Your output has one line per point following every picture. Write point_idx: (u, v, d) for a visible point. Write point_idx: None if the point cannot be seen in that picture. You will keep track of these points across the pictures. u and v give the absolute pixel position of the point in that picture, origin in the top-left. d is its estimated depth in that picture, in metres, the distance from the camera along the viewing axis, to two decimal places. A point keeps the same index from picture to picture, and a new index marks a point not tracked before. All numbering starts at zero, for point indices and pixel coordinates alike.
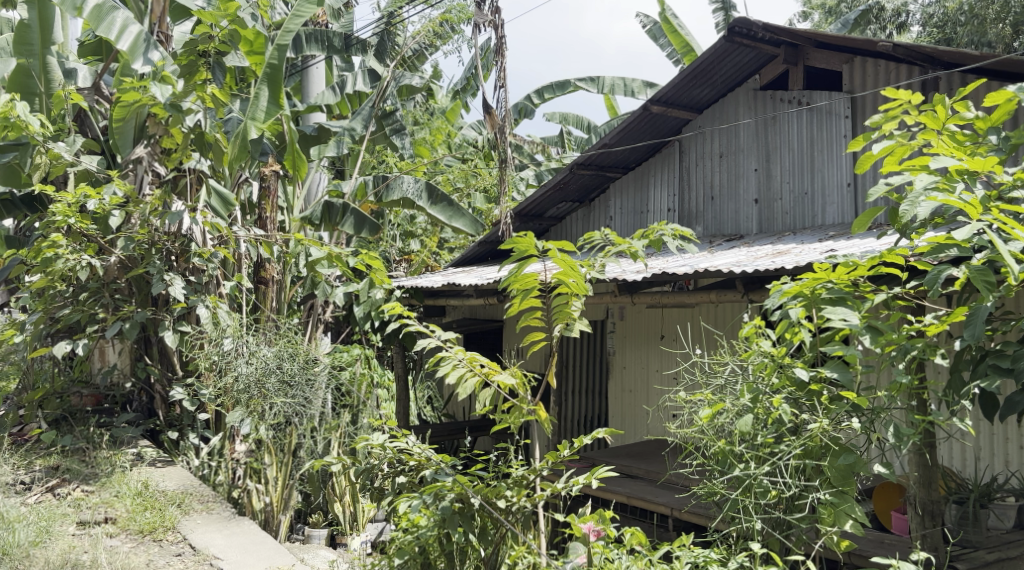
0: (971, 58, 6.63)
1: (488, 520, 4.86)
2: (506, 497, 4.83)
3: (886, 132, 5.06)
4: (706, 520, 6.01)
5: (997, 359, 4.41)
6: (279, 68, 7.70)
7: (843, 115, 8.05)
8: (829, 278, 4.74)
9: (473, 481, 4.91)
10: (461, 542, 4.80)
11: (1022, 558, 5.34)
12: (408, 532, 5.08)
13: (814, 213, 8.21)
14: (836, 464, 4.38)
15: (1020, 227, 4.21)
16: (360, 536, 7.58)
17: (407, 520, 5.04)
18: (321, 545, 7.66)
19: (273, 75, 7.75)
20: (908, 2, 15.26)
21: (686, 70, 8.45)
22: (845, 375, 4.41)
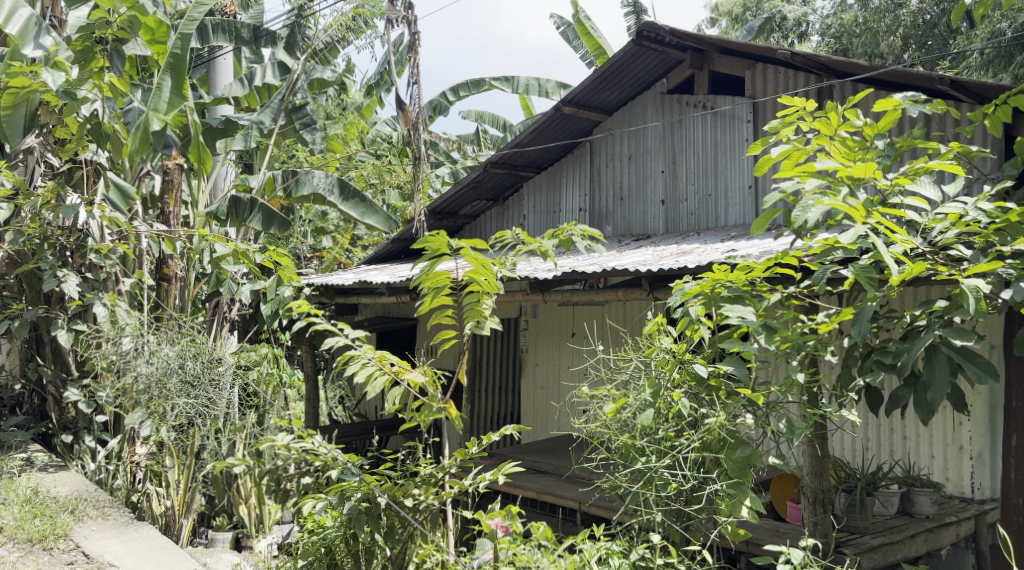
0: (863, 68, 6.91)
1: (395, 519, 4.86)
2: (413, 495, 4.82)
3: (783, 137, 5.23)
4: (611, 512, 6.15)
5: (880, 356, 4.62)
6: (182, 57, 7.54)
7: (745, 119, 8.26)
8: (728, 278, 4.89)
9: (381, 480, 4.89)
10: (368, 542, 4.78)
11: (902, 542, 5.65)
12: (313, 533, 5.06)
13: (717, 214, 8.43)
14: (733, 456, 4.55)
15: (903, 230, 4.42)
16: (265, 540, 7.49)
17: (313, 521, 5.03)
18: (225, 549, 7.58)
19: (176, 65, 7.58)
20: (808, 13, 15.88)
21: (596, 73, 8.60)
22: (742, 370, 4.56)
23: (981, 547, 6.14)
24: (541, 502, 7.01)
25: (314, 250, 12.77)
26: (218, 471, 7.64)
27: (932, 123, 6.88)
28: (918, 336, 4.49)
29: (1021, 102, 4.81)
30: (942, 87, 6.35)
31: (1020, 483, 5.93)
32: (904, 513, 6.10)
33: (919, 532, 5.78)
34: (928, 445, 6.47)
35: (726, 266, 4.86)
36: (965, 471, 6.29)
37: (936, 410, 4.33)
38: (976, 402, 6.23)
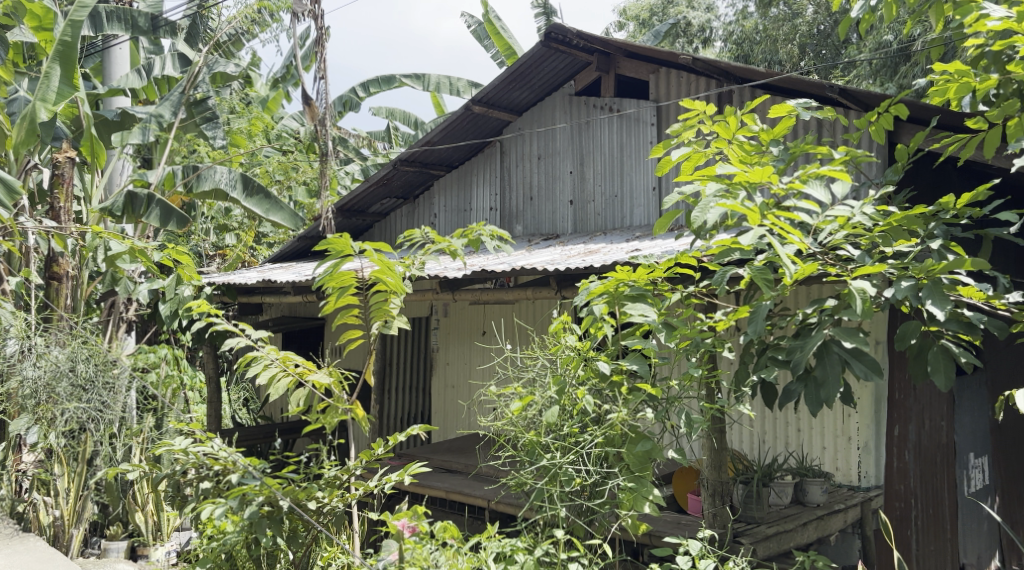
0: (760, 74, 7.18)
1: (299, 523, 4.83)
2: (317, 498, 4.78)
3: (685, 139, 5.37)
4: (516, 509, 6.24)
5: (775, 352, 4.80)
6: (72, 45, 7.34)
7: (650, 123, 8.43)
8: (631, 277, 4.99)
9: (283, 482, 4.81)
10: (270, 546, 4.74)
11: (795, 531, 5.89)
12: (213, 539, 5.03)
13: (623, 215, 8.59)
14: (635, 451, 4.65)
15: (796, 231, 4.59)
16: (163, 547, 7.44)
17: (212, 527, 4.99)
18: (119, 558, 7.44)
19: (66, 54, 7.39)
20: (711, 19, 16.29)
21: (505, 73, 8.66)
22: (644, 367, 4.66)
23: (867, 531, 6.47)
24: (450, 501, 7.06)
25: (217, 248, 12.54)
26: (111, 479, 7.55)
27: (825, 129, 7.18)
28: (810, 335, 4.68)
29: (902, 110, 5.06)
30: (832, 94, 6.62)
31: (900, 471, 6.42)
32: (798, 502, 6.35)
33: (810, 520, 6.04)
34: (820, 436, 6.82)
35: (629, 266, 4.96)
36: (853, 460, 6.65)
37: (826, 405, 4.51)
38: (863, 396, 6.62)
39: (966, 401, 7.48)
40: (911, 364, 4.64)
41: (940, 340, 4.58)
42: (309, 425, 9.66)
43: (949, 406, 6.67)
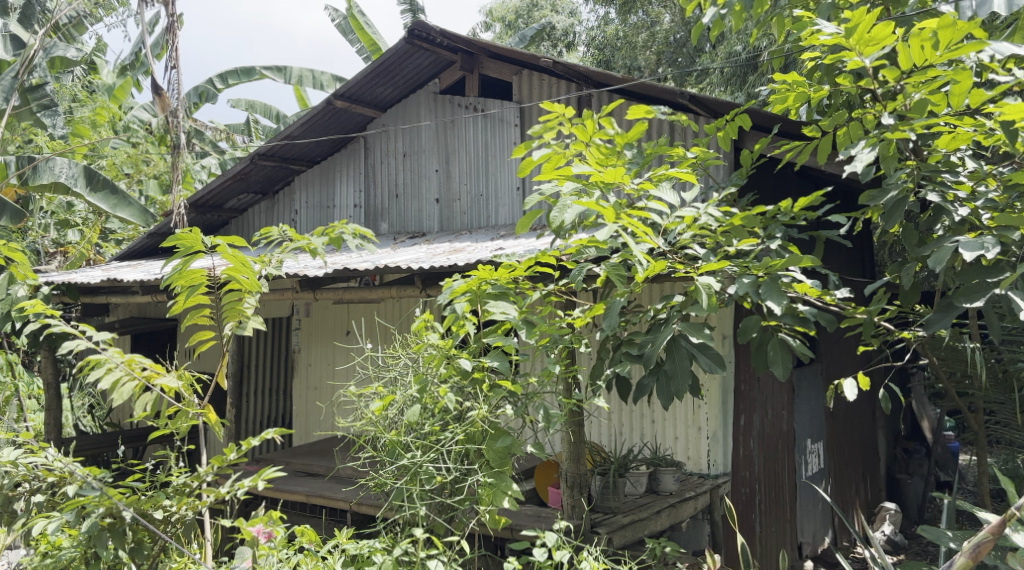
0: (617, 79, 7.40)
1: (144, 534, 4.58)
2: (164, 507, 4.54)
3: (544, 141, 5.45)
4: (377, 509, 6.20)
5: (629, 347, 4.97)
6: None
7: (513, 123, 8.52)
8: (493, 276, 5.02)
9: (125, 492, 4.59)
10: (111, 560, 4.43)
11: (649, 519, 6.16)
12: (46, 556, 4.79)
13: (488, 214, 8.66)
14: (494, 447, 4.60)
15: (649, 232, 4.77)
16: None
17: (46, 543, 4.76)
18: None
19: None
20: (575, 24, 16.66)
21: (367, 69, 8.57)
22: (505, 364, 4.65)
23: (715, 517, 6.77)
24: (306, 504, 7.00)
25: (58, 244, 11.99)
26: None
27: (678, 134, 7.49)
28: (660, 329, 4.85)
29: (746, 119, 5.31)
30: (683, 101, 6.92)
31: (745, 458, 7.02)
32: (651, 492, 6.64)
33: (664, 508, 6.34)
34: (673, 427, 7.13)
35: (491, 265, 4.97)
36: (703, 449, 6.96)
37: (676, 397, 4.70)
38: (711, 387, 6.92)
39: (805, 391, 7.91)
40: (752, 357, 4.93)
41: (778, 333, 4.90)
42: (155, 432, 9.37)
43: (788, 396, 7.55)
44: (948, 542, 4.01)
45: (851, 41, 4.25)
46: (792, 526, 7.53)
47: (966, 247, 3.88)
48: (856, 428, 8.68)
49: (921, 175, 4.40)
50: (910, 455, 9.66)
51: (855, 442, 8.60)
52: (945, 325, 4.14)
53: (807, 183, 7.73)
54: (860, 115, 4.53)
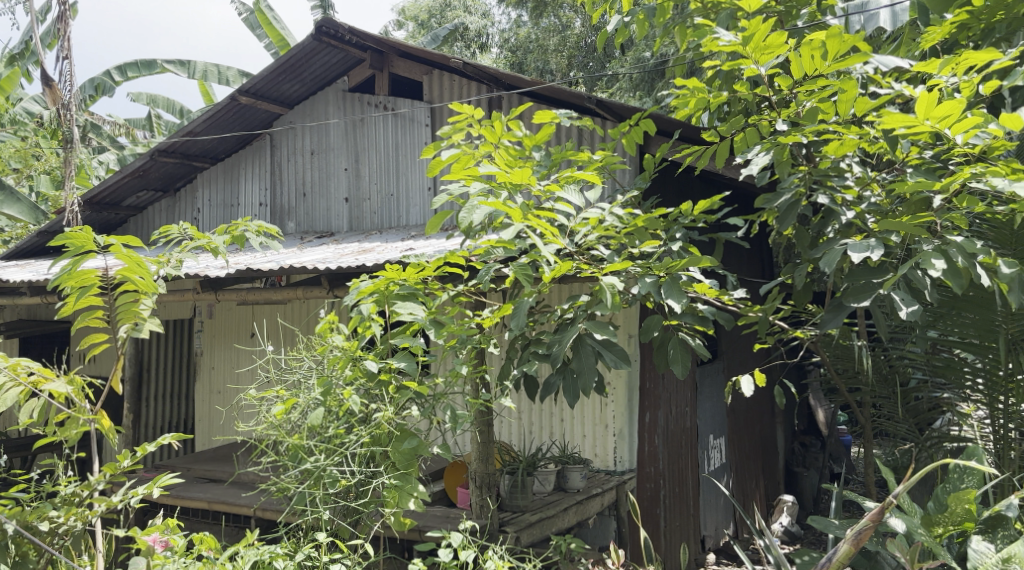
0: (527, 82, 7.47)
1: (29, 547, 4.43)
2: (50, 518, 4.37)
3: (454, 141, 5.43)
4: (280, 514, 6.13)
5: (537, 346, 5.00)
6: None
7: (424, 123, 8.48)
8: (401, 276, 4.95)
9: (8, 504, 4.41)
10: None
11: (556, 516, 6.30)
12: None
13: (399, 214, 8.62)
14: (400, 448, 4.53)
15: (556, 232, 4.80)
16: None
17: None
18: None
19: None
20: (487, 26, 16.66)
21: (274, 64, 8.42)
22: (413, 365, 4.61)
23: (621, 513, 7.00)
24: (206, 511, 6.87)
25: None
26: None
27: (585, 138, 7.67)
28: (565, 329, 4.90)
29: (650, 124, 5.43)
30: (590, 105, 7.09)
31: (650, 454, 7.06)
32: (559, 489, 6.76)
33: (571, 505, 6.48)
34: (581, 426, 7.36)
35: (399, 265, 4.91)
36: (609, 446, 7.23)
37: (582, 395, 4.75)
38: (617, 385, 7.17)
39: (707, 388, 8.11)
40: (655, 355, 5.04)
41: (679, 333, 5.03)
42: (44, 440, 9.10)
43: (691, 393, 7.72)
44: (835, 530, 4.30)
45: (748, 49, 4.37)
46: (695, 519, 7.67)
47: (852, 249, 4.03)
48: (755, 424, 8.92)
49: (813, 180, 4.55)
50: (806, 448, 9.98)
51: (755, 436, 8.86)
52: (836, 324, 4.31)
53: (707, 188, 7.96)
54: (756, 121, 4.63)
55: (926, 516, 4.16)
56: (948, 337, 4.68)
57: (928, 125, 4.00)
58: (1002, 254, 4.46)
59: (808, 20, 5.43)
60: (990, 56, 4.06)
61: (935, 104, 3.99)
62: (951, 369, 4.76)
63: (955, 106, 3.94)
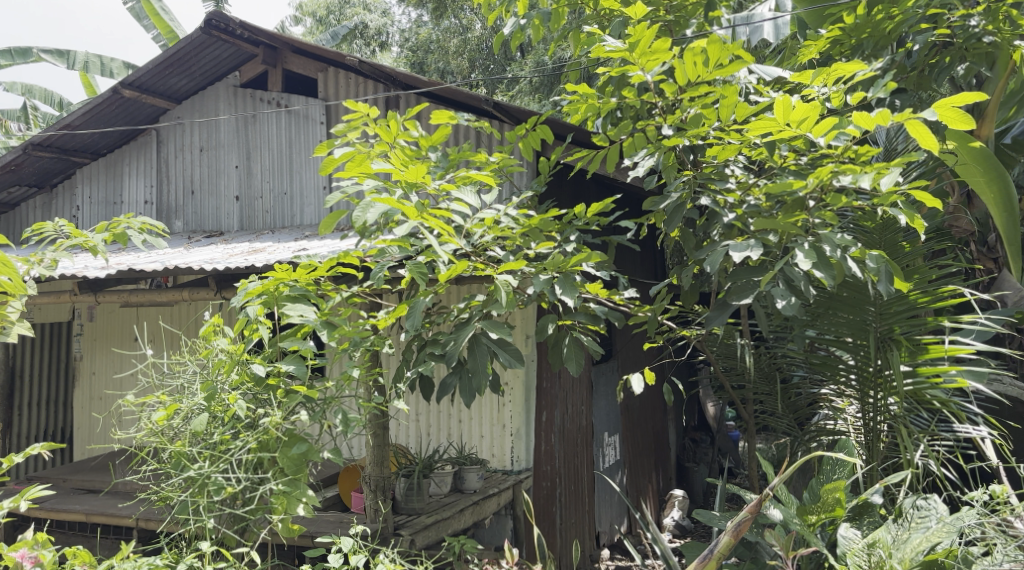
0: (424, 82, 7.43)
1: None
2: None
3: (348, 140, 5.32)
4: (160, 524, 5.97)
5: (433, 347, 4.95)
6: None
7: (318, 121, 8.34)
8: (291, 276, 4.81)
9: None
10: None
11: (452, 518, 6.27)
12: None
13: (293, 214, 8.46)
14: (289, 453, 4.41)
15: (452, 231, 4.77)
16: None
17: None
18: None
19: None
20: (388, 24, 16.44)
21: (160, 57, 8.14)
22: (302, 368, 4.51)
23: (518, 512, 7.05)
24: (82, 524, 6.63)
25: None
26: None
27: (482, 141, 7.72)
28: (460, 328, 4.88)
29: (546, 129, 5.47)
30: (488, 107, 7.12)
31: (547, 452, 7.21)
32: (455, 491, 6.76)
33: (466, 506, 6.47)
34: (478, 426, 7.38)
35: (289, 265, 4.77)
36: (507, 446, 7.23)
37: (478, 394, 4.74)
38: (514, 385, 7.17)
39: (602, 387, 8.21)
40: (549, 354, 5.10)
41: (572, 332, 5.10)
42: None
43: (587, 392, 7.80)
44: (717, 523, 4.40)
45: (634, 56, 4.50)
46: (591, 516, 7.79)
47: (734, 249, 4.16)
48: (647, 421, 9.08)
49: (697, 183, 4.67)
50: (697, 444, 10.22)
51: (647, 433, 9.01)
52: (720, 323, 4.42)
53: (598, 192, 8.19)
54: (643, 126, 4.75)
55: (803, 505, 4.35)
56: (825, 336, 4.84)
57: (790, 128, 4.15)
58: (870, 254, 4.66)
59: (696, 30, 5.71)
60: (855, 68, 4.24)
61: (794, 107, 4.13)
62: (827, 366, 4.90)
63: (811, 109, 4.08)
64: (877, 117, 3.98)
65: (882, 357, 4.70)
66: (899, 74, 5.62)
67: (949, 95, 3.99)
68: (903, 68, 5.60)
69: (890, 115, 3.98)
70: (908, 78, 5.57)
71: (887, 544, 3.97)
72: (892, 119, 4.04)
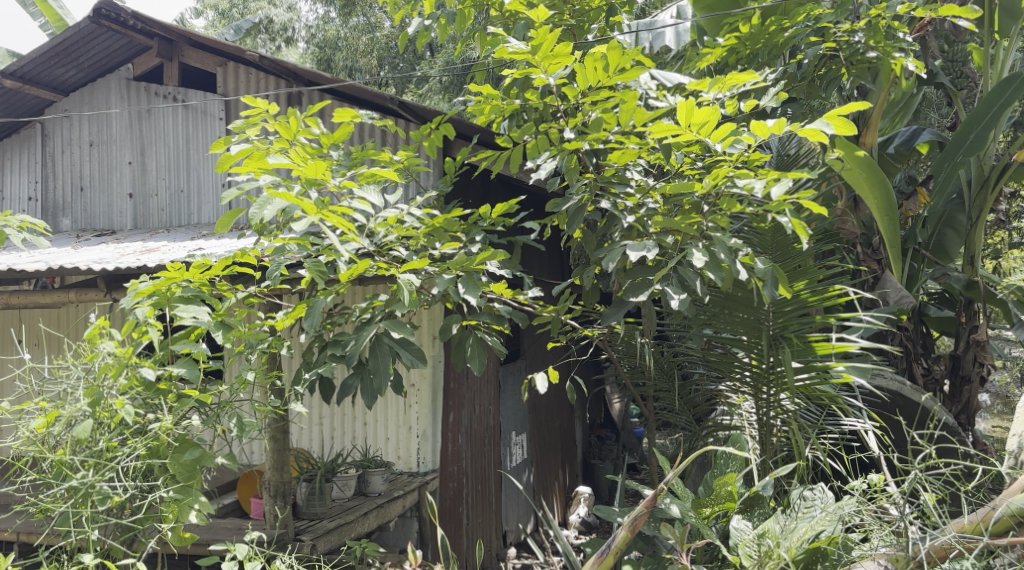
0: (327, 79, 7.31)
1: None
2: None
3: (246, 137, 5.12)
4: (34, 537, 5.84)
5: (334, 348, 4.82)
6: None
7: (218, 116, 8.14)
8: (184, 276, 4.64)
9: None
10: None
11: (356, 522, 6.17)
12: None
13: (190, 212, 8.23)
14: (181, 459, 4.27)
15: (353, 228, 4.66)
16: None
17: None
18: None
19: None
20: (293, 20, 16.14)
21: (46, 46, 7.82)
22: (194, 371, 4.34)
23: (423, 514, 6.98)
24: None
25: None
26: None
27: (387, 140, 7.64)
28: (363, 327, 4.79)
29: (450, 127, 5.41)
30: (392, 106, 7.09)
31: (454, 453, 7.24)
32: (359, 494, 6.67)
33: (371, 509, 6.37)
34: (384, 428, 7.23)
35: (182, 264, 4.60)
36: (413, 447, 7.14)
37: (379, 395, 4.65)
38: (420, 385, 7.11)
39: (509, 385, 8.23)
40: (452, 353, 5.04)
41: (476, 332, 5.04)
42: None
43: (493, 391, 7.82)
44: (617, 519, 4.43)
45: (537, 58, 4.48)
46: (497, 515, 7.83)
47: (631, 249, 4.18)
48: (554, 419, 9.12)
49: (597, 187, 4.69)
50: (603, 441, 10.33)
51: (554, 432, 9.07)
52: (617, 320, 4.48)
53: (504, 193, 8.33)
54: (545, 128, 4.76)
55: (696, 499, 4.33)
56: (722, 334, 4.92)
57: (690, 132, 4.20)
58: (761, 256, 4.75)
59: (597, 35, 5.78)
60: (748, 77, 4.32)
61: (695, 111, 4.19)
62: (724, 363, 4.97)
63: (712, 113, 4.15)
64: (773, 125, 4.07)
65: (774, 354, 4.79)
66: (789, 83, 5.70)
67: (838, 104, 4.05)
68: (792, 78, 5.66)
69: (784, 124, 4.08)
70: (798, 87, 5.68)
71: (775, 534, 4.03)
72: (787, 127, 4.14)
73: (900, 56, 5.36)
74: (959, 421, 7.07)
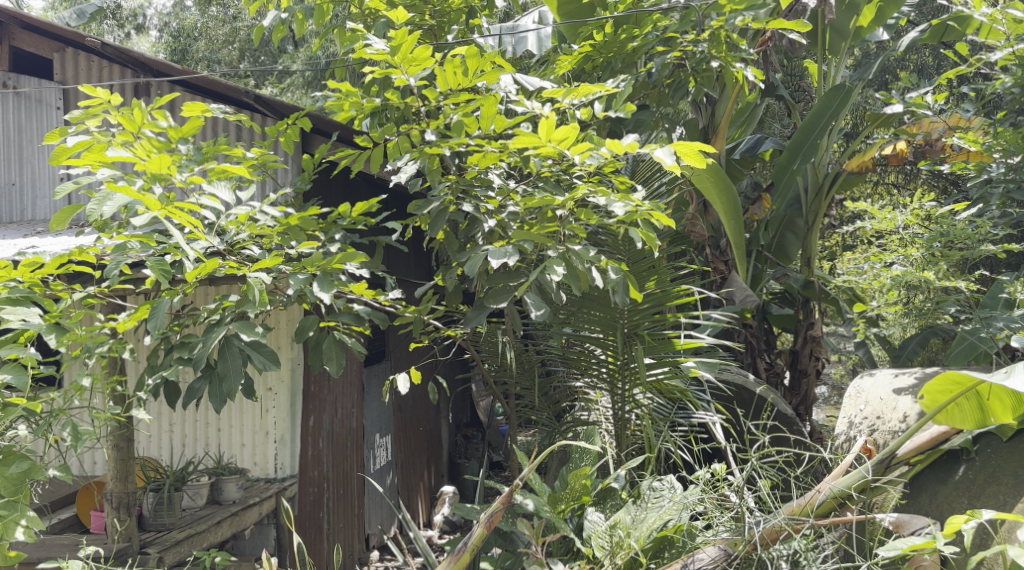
0: (176, 70, 7.01)
1: None
2: None
3: (84, 129, 4.78)
4: None
5: (180, 350, 4.58)
6: None
7: (55, 106, 7.68)
8: (13, 275, 4.31)
9: None
10: None
11: (208, 532, 5.92)
12: None
13: (23, 207, 7.77)
14: (7, 473, 3.98)
15: (200, 227, 4.42)
16: None
17: None
18: None
19: None
20: (145, 6, 15.43)
21: None
22: (21, 378, 4.03)
23: (281, 520, 6.76)
24: None
25: None
26: None
27: (240, 135, 7.39)
28: (211, 328, 4.56)
29: (306, 122, 5.24)
30: (247, 100, 6.86)
31: (315, 458, 7.05)
32: (212, 502, 6.41)
33: (224, 518, 6.13)
34: (239, 434, 6.95)
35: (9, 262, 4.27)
36: (270, 453, 6.89)
37: (227, 399, 4.45)
38: (279, 390, 6.88)
39: (372, 387, 8.09)
40: (308, 354, 4.88)
41: (334, 333, 4.90)
42: None
43: (356, 394, 7.69)
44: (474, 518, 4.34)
45: (396, 59, 4.36)
46: (359, 517, 7.72)
47: (491, 254, 4.13)
48: (420, 420, 9.04)
49: (458, 189, 4.61)
50: (466, 441, 10.32)
51: (419, 432, 9.00)
52: (478, 323, 4.42)
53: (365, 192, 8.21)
54: (405, 129, 4.65)
55: (552, 495, 4.28)
56: (580, 333, 4.90)
57: (552, 147, 4.17)
58: (614, 260, 4.77)
59: (457, 36, 5.73)
60: (602, 89, 4.31)
61: (556, 126, 4.16)
62: (581, 360, 4.96)
63: (572, 131, 4.13)
64: (628, 146, 4.05)
65: (628, 352, 4.83)
66: (642, 89, 5.78)
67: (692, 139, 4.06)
68: (645, 85, 5.74)
69: (639, 146, 4.07)
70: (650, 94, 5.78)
71: (626, 524, 4.00)
72: (643, 150, 4.12)
73: (741, 65, 5.47)
74: (797, 411, 7.26)
